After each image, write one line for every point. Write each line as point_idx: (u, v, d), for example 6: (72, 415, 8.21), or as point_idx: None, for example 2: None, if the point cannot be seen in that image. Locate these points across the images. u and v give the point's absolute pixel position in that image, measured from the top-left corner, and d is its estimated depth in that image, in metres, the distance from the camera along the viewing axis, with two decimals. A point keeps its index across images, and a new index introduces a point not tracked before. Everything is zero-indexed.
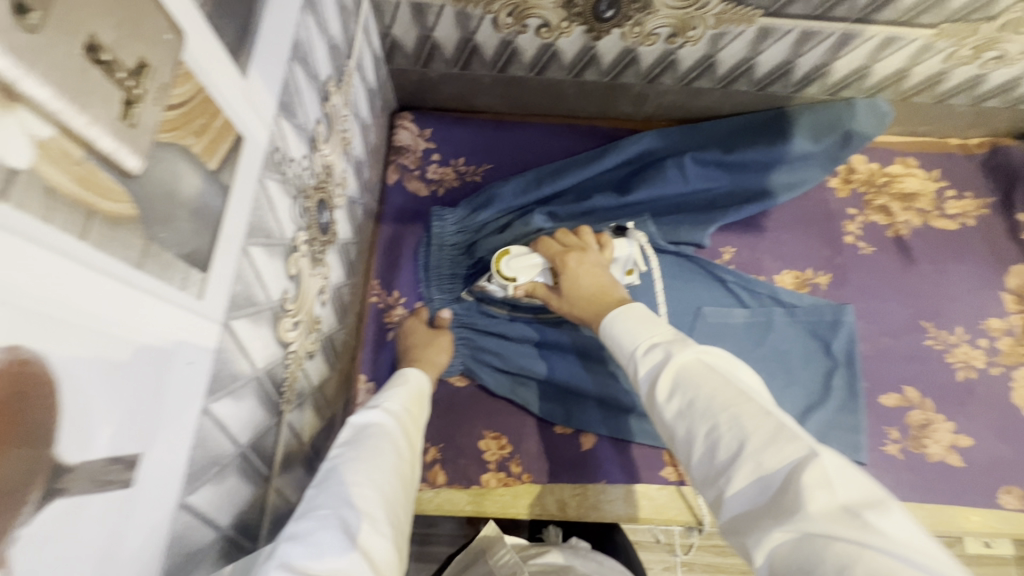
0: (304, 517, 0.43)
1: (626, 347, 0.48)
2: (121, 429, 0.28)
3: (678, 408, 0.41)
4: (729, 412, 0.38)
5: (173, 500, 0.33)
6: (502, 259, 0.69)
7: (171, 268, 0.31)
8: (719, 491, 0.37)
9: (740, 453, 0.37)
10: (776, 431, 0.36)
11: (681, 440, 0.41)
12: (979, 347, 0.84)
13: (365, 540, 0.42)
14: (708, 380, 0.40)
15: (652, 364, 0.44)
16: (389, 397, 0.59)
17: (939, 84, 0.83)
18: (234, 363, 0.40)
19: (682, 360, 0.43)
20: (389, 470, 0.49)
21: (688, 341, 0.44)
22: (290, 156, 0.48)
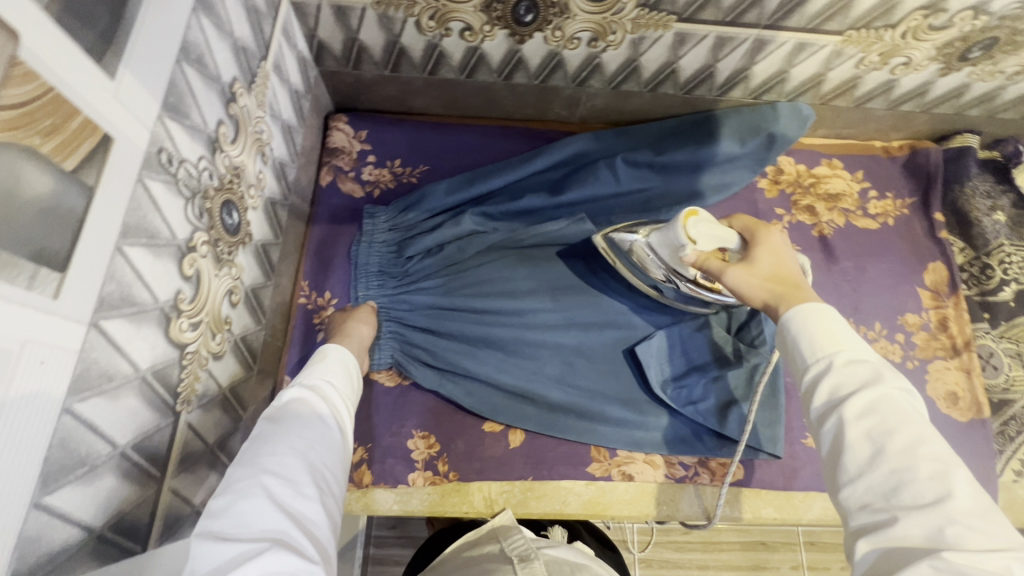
0: (223, 492, 0.44)
1: (817, 348, 0.44)
2: None
3: (865, 432, 0.39)
4: (937, 465, 0.36)
5: (21, 499, 0.33)
6: (693, 218, 0.61)
7: (15, 267, 0.32)
8: (882, 521, 0.37)
9: (936, 506, 0.35)
10: (980, 506, 0.35)
11: (851, 457, 0.39)
12: (897, 341, 0.87)
13: (290, 503, 0.44)
14: (915, 424, 0.38)
15: (853, 378, 0.41)
16: (311, 373, 0.59)
17: (855, 89, 0.86)
18: (107, 362, 0.40)
19: (889, 391, 0.40)
20: (313, 438, 0.50)
21: (900, 373, 0.42)
22: (182, 157, 0.48)
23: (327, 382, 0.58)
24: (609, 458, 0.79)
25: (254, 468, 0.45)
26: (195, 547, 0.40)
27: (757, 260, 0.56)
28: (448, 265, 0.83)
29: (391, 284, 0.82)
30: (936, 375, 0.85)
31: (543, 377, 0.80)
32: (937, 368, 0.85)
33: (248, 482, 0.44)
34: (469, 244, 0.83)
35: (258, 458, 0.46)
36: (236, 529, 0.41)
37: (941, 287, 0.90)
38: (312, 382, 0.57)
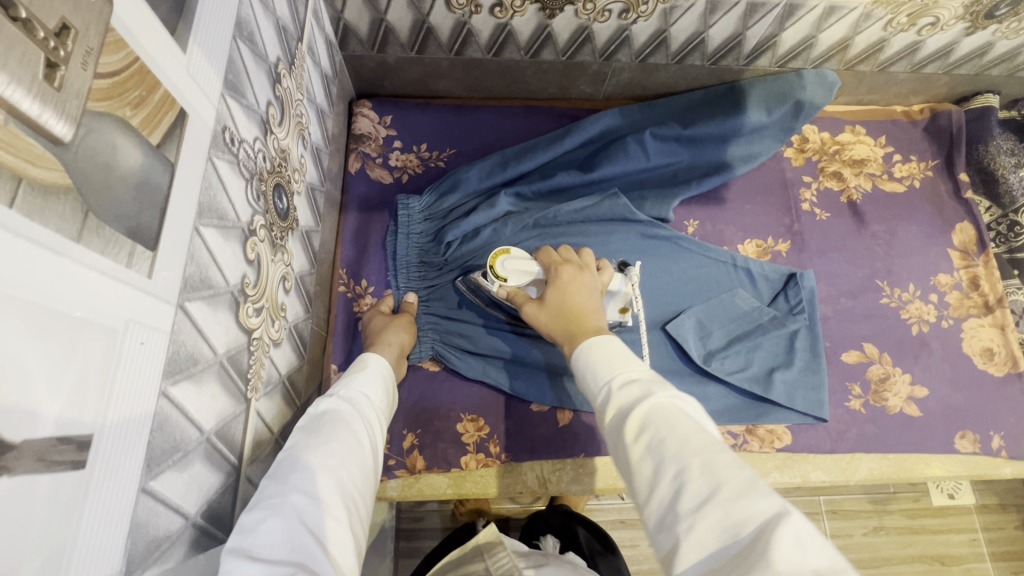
0: (255, 507, 0.42)
1: (600, 378, 0.49)
2: (71, 405, 0.27)
3: (645, 449, 0.41)
4: (705, 458, 0.38)
5: (132, 485, 0.32)
6: (500, 257, 0.72)
7: (115, 245, 0.30)
8: (674, 538, 0.36)
9: (710, 499, 0.36)
10: (750, 484, 0.36)
11: (647, 481, 0.40)
12: (931, 302, 0.88)
13: (315, 524, 0.42)
14: (683, 422, 0.41)
15: (628, 397, 0.46)
16: (347, 384, 0.58)
17: (881, 53, 0.86)
18: (193, 346, 0.39)
19: (658, 401, 0.44)
20: (344, 455, 0.48)
21: (668, 384, 0.46)
22: (241, 137, 0.47)
23: (363, 396, 0.57)
24: None
25: (285, 483, 0.44)
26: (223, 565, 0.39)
27: (547, 298, 0.64)
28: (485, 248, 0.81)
29: (431, 276, 0.83)
30: (971, 333, 0.86)
31: None
32: (972, 326, 0.87)
33: (279, 499, 0.43)
34: (506, 225, 0.82)
35: (289, 474, 0.45)
36: (265, 548, 0.40)
37: (970, 247, 0.91)
38: (348, 395, 0.57)
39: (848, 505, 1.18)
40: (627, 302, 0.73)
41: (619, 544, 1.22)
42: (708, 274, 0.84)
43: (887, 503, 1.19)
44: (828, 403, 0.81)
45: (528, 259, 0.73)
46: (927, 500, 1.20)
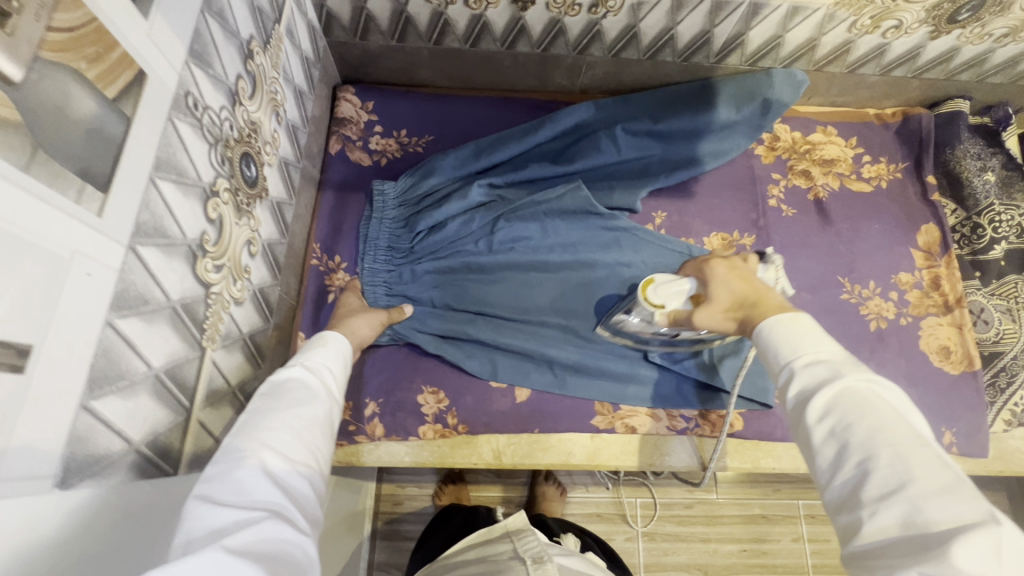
0: (221, 458, 0.45)
1: (783, 355, 0.51)
2: (12, 315, 0.31)
3: (829, 431, 0.44)
4: (897, 450, 0.40)
5: (73, 399, 0.36)
6: (648, 287, 0.69)
7: (64, 180, 0.34)
8: (856, 520, 0.40)
9: (898, 492, 0.38)
10: (952, 484, 0.38)
11: (828, 460, 0.44)
12: (890, 299, 0.89)
13: (282, 477, 0.46)
14: (876, 412, 0.43)
15: (813, 377, 0.47)
16: (308, 354, 0.61)
17: (849, 54, 0.88)
18: (143, 286, 0.43)
19: (850, 384, 0.45)
20: (309, 418, 0.52)
21: (861, 368, 0.47)
22: (206, 104, 0.51)
23: (327, 368, 0.60)
24: (614, 411, 0.82)
25: (253, 440, 0.47)
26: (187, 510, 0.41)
27: (714, 296, 0.63)
28: (453, 241, 0.87)
29: (398, 261, 0.86)
30: (929, 331, 0.88)
31: (543, 337, 0.84)
32: (930, 324, 0.88)
33: (246, 454, 0.46)
34: (473, 218, 0.86)
35: (256, 432, 0.48)
36: (233, 496, 0.43)
37: (933, 248, 0.92)
38: (312, 365, 0.59)
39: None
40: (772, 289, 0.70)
41: None
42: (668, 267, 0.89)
43: None
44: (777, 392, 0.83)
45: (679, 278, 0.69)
46: None
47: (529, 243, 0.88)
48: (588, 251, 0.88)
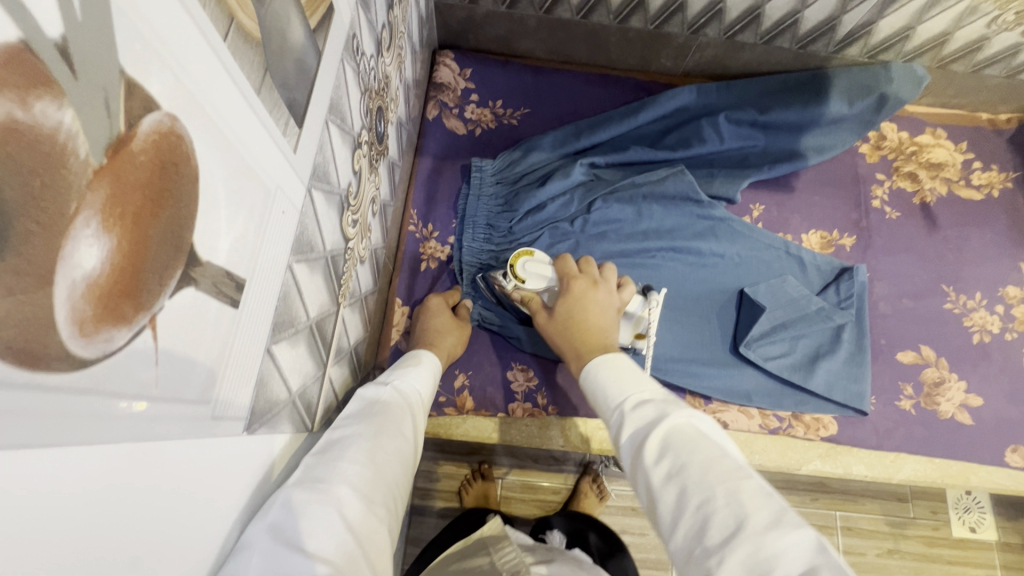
0: (302, 484, 0.41)
1: (615, 398, 0.51)
2: (236, 245, 0.29)
3: (664, 475, 0.42)
4: (728, 487, 0.39)
5: (261, 343, 0.34)
6: (520, 258, 0.71)
7: (278, 111, 0.32)
8: (705, 574, 0.36)
9: (738, 533, 0.36)
10: (780, 515, 0.36)
11: (666, 509, 0.41)
12: (996, 313, 0.86)
13: (356, 524, 0.40)
14: (703, 446, 0.42)
15: (642, 419, 0.47)
16: (404, 375, 0.59)
17: (979, 52, 0.84)
18: (312, 233, 0.41)
19: (675, 422, 0.45)
20: (395, 450, 0.48)
21: (680, 405, 0.47)
22: (363, 50, 0.49)
23: (414, 390, 0.58)
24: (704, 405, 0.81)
25: (332, 471, 0.42)
26: (254, 538, 0.36)
27: (555, 312, 0.66)
28: (553, 223, 0.83)
29: (497, 243, 0.83)
30: None
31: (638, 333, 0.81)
32: None
33: (326, 484, 0.41)
34: (574, 200, 0.84)
35: (341, 460, 0.44)
36: (303, 535, 0.37)
37: None
38: (402, 386, 0.57)
39: (864, 525, 1.22)
40: (640, 328, 0.73)
41: (630, 532, 1.22)
42: (767, 265, 0.87)
43: (905, 528, 1.23)
44: (870, 398, 0.81)
45: (548, 265, 0.71)
46: (947, 531, 1.24)
47: (624, 227, 0.85)
48: (682, 237, 0.86)
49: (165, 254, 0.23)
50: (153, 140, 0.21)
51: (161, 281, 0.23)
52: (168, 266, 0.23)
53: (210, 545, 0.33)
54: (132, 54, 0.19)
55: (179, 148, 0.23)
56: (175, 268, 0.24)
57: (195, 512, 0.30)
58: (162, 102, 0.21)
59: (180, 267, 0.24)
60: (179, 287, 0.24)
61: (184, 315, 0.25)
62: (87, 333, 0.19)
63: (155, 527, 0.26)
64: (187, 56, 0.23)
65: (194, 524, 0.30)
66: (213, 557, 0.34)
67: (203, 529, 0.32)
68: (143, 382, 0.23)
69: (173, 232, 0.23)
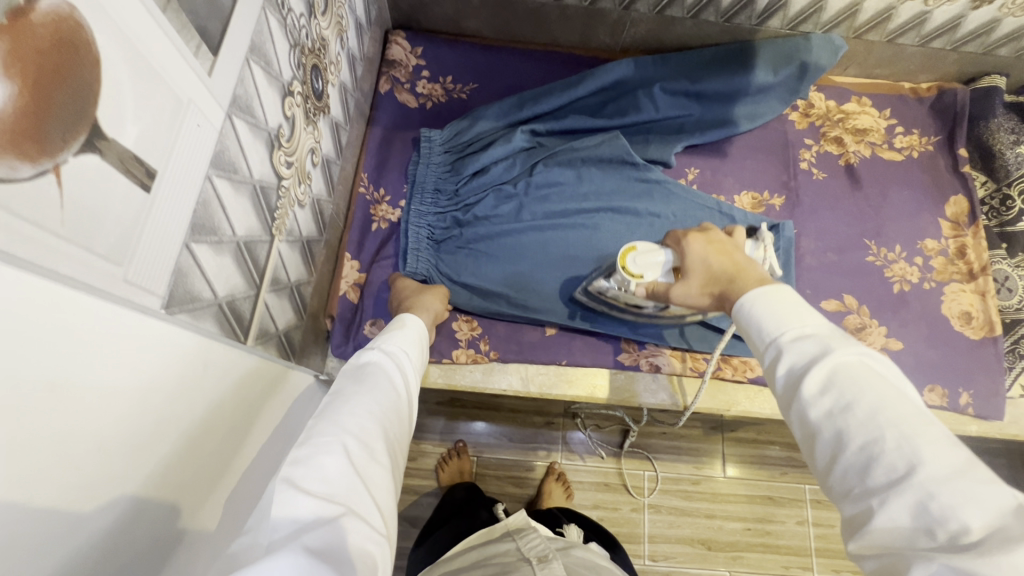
0: (306, 442, 0.46)
1: (767, 331, 0.46)
2: (144, 137, 0.35)
3: (827, 410, 0.40)
4: (905, 431, 0.36)
5: (180, 237, 0.40)
6: (627, 255, 0.68)
7: (188, 33, 0.38)
8: (864, 510, 0.35)
9: (910, 478, 0.34)
10: (966, 467, 0.34)
11: (825, 443, 0.39)
12: (915, 264, 0.91)
13: (362, 467, 0.47)
14: (876, 388, 0.39)
15: (803, 354, 0.43)
16: (388, 338, 0.64)
17: (889, 21, 0.91)
18: (234, 155, 0.47)
19: (841, 359, 0.41)
20: (387, 406, 0.54)
21: (852, 341, 0.43)
22: (289, 6, 0.55)
23: (402, 351, 0.63)
24: (638, 349, 0.85)
25: (336, 426, 0.48)
26: (276, 491, 0.42)
27: (691, 270, 0.60)
28: (496, 186, 0.89)
29: (444, 204, 0.89)
30: (951, 297, 0.90)
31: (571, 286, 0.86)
32: (953, 290, 0.90)
33: (331, 438, 0.47)
34: (516, 163, 0.90)
35: (342, 418, 0.49)
36: (317, 485, 0.43)
37: (961, 218, 0.94)
38: (389, 349, 0.62)
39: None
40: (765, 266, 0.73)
41: (600, 504, 1.24)
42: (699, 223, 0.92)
43: None
44: None
45: (657, 249, 0.67)
46: None
47: (566, 189, 0.90)
48: (619, 198, 0.91)
49: (68, 116, 0.29)
50: (52, 18, 0.27)
51: (65, 140, 0.29)
52: (71, 128, 0.29)
53: (147, 414, 0.38)
54: None
55: (77, 32, 0.28)
56: (79, 133, 0.29)
57: (123, 372, 0.35)
58: None
59: (84, 134, 0.30)
60: (83, 150, 0.30)
61: (90, 179, 0.31)
62: None
63: (80, 363, 0.32)
64: None
65: (122, 375, 0.35)
66: (157, 422, 0.39)
67: (138, 393, 0.37)
68: (50, 219, 0.28)
69: (75, 101, 0.29)
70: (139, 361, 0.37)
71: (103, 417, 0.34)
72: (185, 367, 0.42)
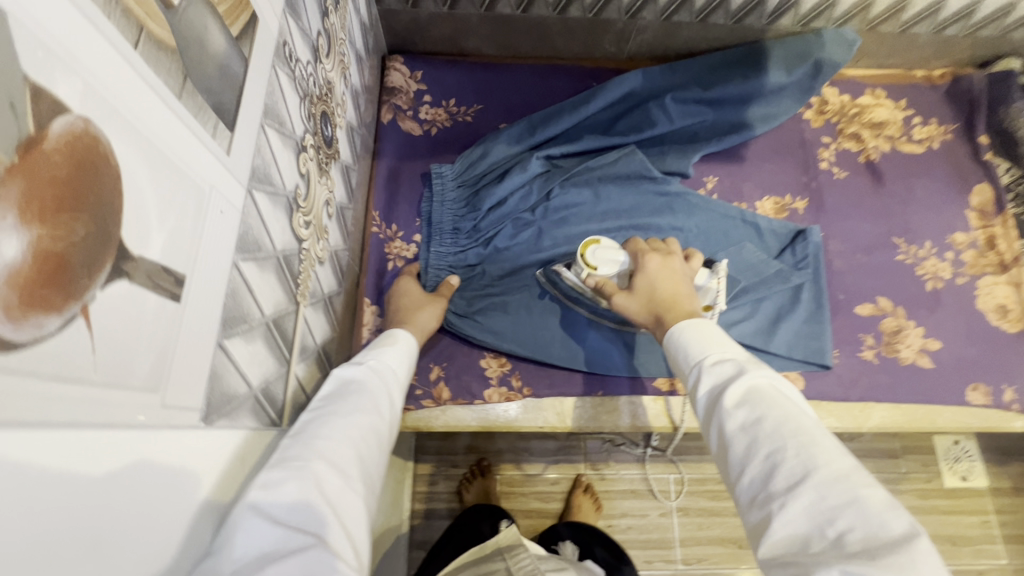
0: (276, 467, 0.42)
1: (693, 356, 0.53)
2: (170, 243, 0.31)
3: (741, 422, 0.45)
4: (802, 441, 0.42)
5: (212, 338, 0.36)
6: (591, 246, 0.70)
7: (204, 114, 0.34)
8: (767, 513, 0.40)
9: (804, 481, 0.40)
10: (847, 470, 0.40)
11: (738, 453, 0.45)
12: (946, 260, 0.89)
13: (333, 495, 0.42)
14: (783, 406, 0.45)
15: (721, 376, 0.49)
16: (374, 354, 0.59)
17: (903, 12, 0.88)
18: (258, 231, 0.43)
19: (756, 380, 0.47)
20: (368, 428, 0.50)
21: (763, 366, 0.49)
22: (298, 57, 0.51)
23: (388, 368, 0.58)
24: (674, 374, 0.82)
25: (307, 449, 0.44)
26: (237, 518, 0.38)
27: (637, 286, 0.65)
28: (514, 216, 0.86)
29: (463, 243, 0.86)
30: (986, 291, 0.88)
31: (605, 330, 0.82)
32: (987, 284, 0.88)
33: (302, 463, 0.43)
34: (533, 190, 0.86)
35: (313, 440, 0.45)
36: (285, 512, 0.40)
37: (988, 208, 0.92)
38: (375, 365, 0.57)
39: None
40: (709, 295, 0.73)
41: (629, 514, 1.21)
42: (723, 235, 0.89)
43: (899, 484, 1.26)
44: (831, 351, 0.83)
45: (618, 249, 0.71)
46: (939, 482, 1.27)
47: (584, 209, 0.86)
48: (641, 215, 0.87)
49: (92, 245, 0.25)
50: (66, 140, 0.23)
51: (90, 274, 0.25)
52: (97, 257, 0.25)
53: (193, 507, 0.35)
54: (35, 61, 0.21)
55: (94, 147, 0.24)
56: (105, 259, 0.26)
57: (162, 501, 0.31)
58: (73, 106, 0.23)
59: (109, 260, 0.26)
60: (109, 279, 0.26)
61: (117, 306, 0.27)
62: (15, 317, 0.21)
63: (119, 509, 0.28)
64: (95, 65, 0.24)
65: (165, 501, 0.32)
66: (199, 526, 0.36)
67: (175, 515, 0.33)
68: (80, 369, 0.24)
69: (98, 224, 0.25)
70: (175, 482, 0.33)
71: (156, 531, 0.31)
72: (219, 473, 0.38)
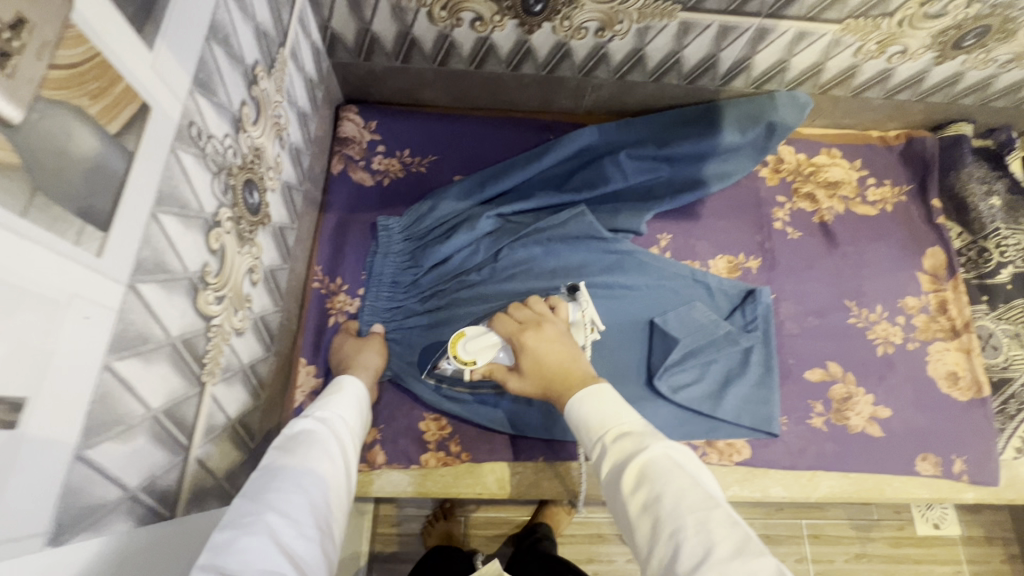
0: (228, 526, 0.42)
1: (595, 431, 0.51)
2: (3, 370, 0.29)
3: (642, 501, 0.43)
4: (700, 516, 0.40)
5: (69, 451, 0.34)
6: (458, 342, 0.67)
7: (64, 223, 0.33)
8: None
9: (705, 561, 0.38)
10: (742, 544, 0.38)
11: (647, 535, 0.43)
12: (898, 324, 0.89)
13: (289, 545, 0.42)
14: (678, 478, 0.43)
15: (621, 452, 0.47)
16: (323, 405, 0.59)
17: (854, 78, 0.89)
18: (143, 325, 0.41)
19: (652, 454, 0.45)
20: (323, 475, 0.49)
21: (660, 435, 0.47)
22: (210, 133, 0.50)
23: (338, 416, 0.58)
24: None
25: (259, 504, 0.44)
26: None
27: (524, 368, 0.62)
28: (458, 273, 0.84)
29: (401, 297, 0.84)
30: (936, 357, 0.87)
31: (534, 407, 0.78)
32: (937, 350, 0.87)
33: (255, 519, 0.42)
34: (479, 250, 0.85)
35: (264, 493, 0.44)
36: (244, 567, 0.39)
37: (940, 272, 0.92)
38: (324, 415, 0.57)
39: (830, 531, 1.21)
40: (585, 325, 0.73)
41: None
42: (675, 292, 0.87)
43: (870, 531, 1.22)
44: (779, 419, 0.82)
45: (484, 332, 0.68)
46: (911, 530, 1.23)
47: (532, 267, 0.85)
48: (588, 274, 0.86)
49: None
50: None
51: None
52: None
53: None
54: None
55: None
56: None
57: None
58: None
59: None
60: None
61: None
62: None
63: None
64: None
65: None
66: None
67: None
68: None
69: None
70: None
71: None
72: None
